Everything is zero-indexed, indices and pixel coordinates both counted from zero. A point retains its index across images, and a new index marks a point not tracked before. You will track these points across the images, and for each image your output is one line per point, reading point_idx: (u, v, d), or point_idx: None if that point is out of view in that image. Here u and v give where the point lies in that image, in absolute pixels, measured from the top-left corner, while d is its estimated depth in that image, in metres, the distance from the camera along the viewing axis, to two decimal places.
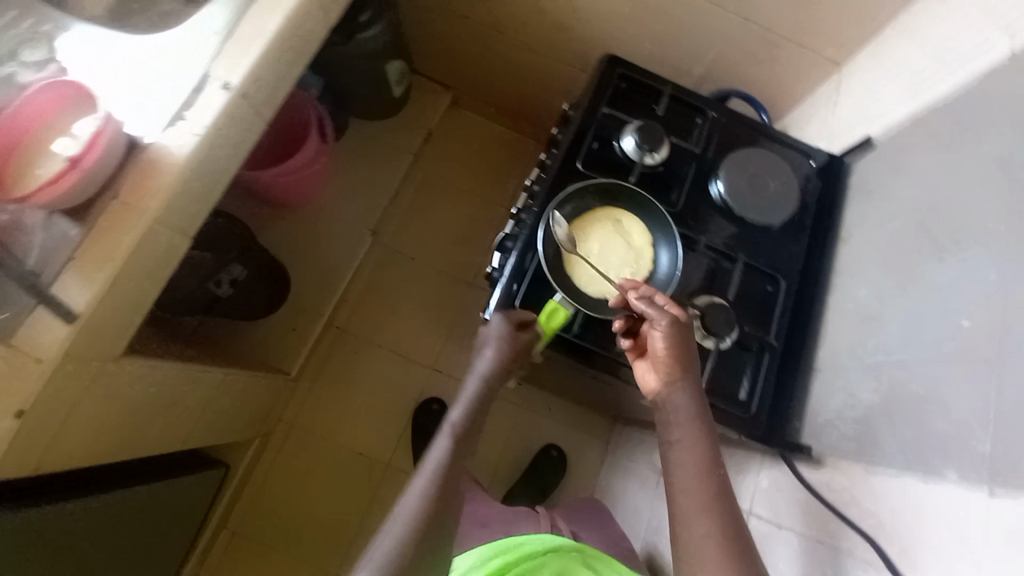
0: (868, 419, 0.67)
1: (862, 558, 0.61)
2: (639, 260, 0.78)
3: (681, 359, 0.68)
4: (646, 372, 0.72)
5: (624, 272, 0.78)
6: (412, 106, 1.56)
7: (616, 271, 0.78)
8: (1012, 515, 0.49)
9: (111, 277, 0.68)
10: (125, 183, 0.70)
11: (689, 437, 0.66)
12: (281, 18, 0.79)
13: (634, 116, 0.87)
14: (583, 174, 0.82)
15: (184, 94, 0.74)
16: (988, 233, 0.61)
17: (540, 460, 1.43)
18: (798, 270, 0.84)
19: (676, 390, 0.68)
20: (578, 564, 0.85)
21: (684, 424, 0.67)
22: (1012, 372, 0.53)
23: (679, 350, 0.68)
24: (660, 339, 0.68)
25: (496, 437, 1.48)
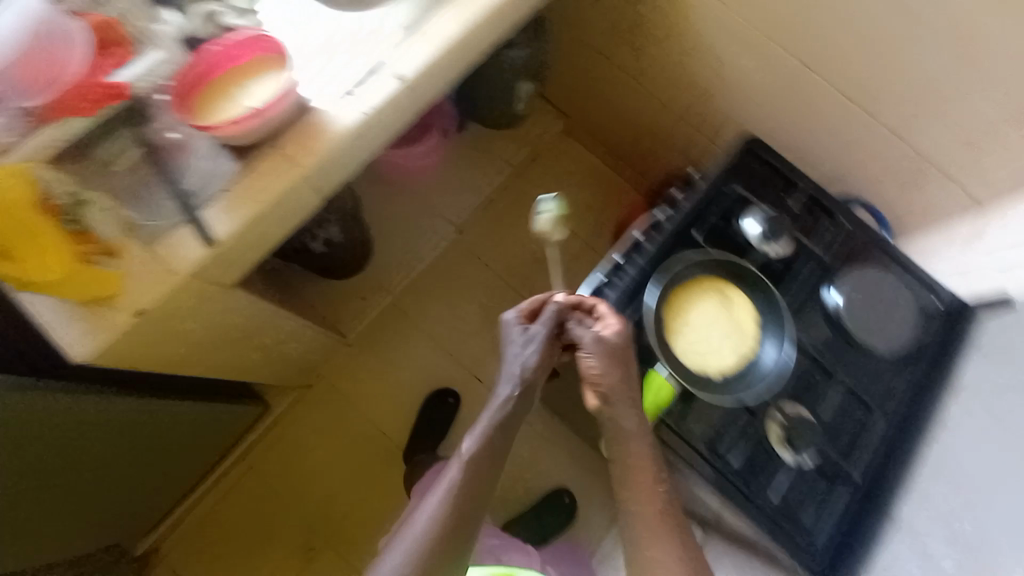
0: None
1: None
2: (742, 344, 0.80)
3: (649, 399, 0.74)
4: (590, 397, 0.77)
5: (727, 350, 0.79)
6: (530, 124, 1.61)
7: (719, 347, 0.80)
8: None
9: (253, 216, 0.74)
10: (289, 137, 0.77)
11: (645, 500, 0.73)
12: (462, 25, 0.84)
13: (763, 200, 0.86)
14: (698, 245, 0.83)
15: (359, 74, 0.81)
16: None
17: (550, 499, 1.41)
18: (894, 411, 0.80)
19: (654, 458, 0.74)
20: None
21: (639, 470, 0.73)
22: None
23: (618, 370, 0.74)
24: (591, 361, 0.73)
25: (514, 462, 1.47)
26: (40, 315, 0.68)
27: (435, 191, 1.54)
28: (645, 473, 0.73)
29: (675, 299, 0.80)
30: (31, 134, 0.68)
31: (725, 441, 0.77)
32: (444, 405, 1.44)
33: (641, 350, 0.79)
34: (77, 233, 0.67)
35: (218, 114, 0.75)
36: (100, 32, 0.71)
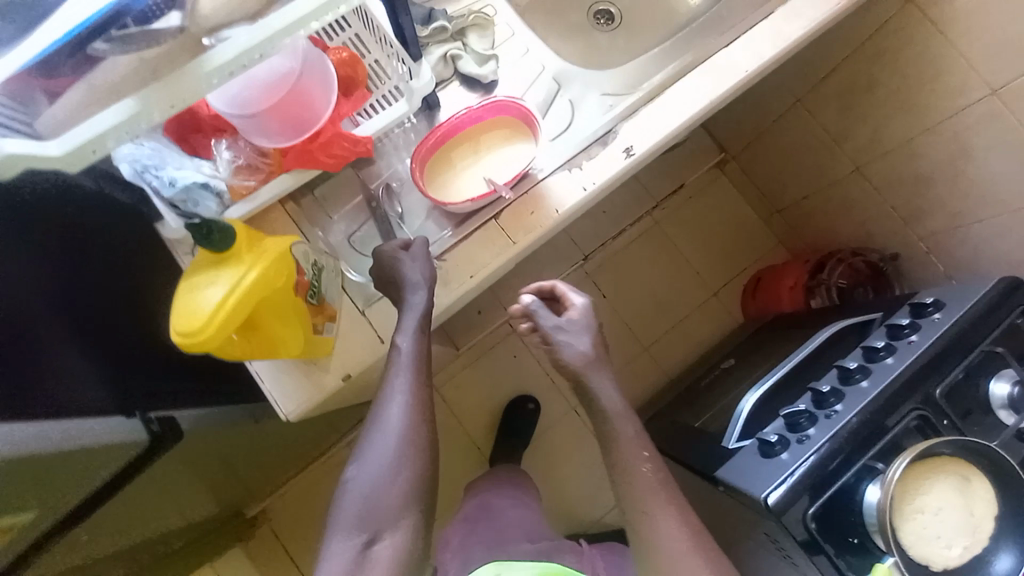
0: None
1: None
2: (975, 544, 0.69)
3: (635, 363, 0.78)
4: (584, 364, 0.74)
5: (957, 545, 0.68)
6: (682, 154, 1.48)
7: (949, 538, 0.68)
8: None
9: (464, 290, 0.70)
10: (510, 207, 0.71)
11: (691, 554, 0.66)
12: (706, 102, 0.73)
13: (1013, 362, 0.76)
14: (929, 400, 0.74)
15: (587, 144, 0.73)
16: None
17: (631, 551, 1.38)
18: None
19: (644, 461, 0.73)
20: None
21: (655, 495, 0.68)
22: None
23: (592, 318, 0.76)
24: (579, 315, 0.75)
25: (600, 504, 1.44)
26: (253, 364, 0.65)
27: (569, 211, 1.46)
28: (642, 471, 0.69)
29: (911, 475, 0.69)
30: (266, 180, 0.66)
31: None
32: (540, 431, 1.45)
33: (842, 511, 0.71)
34: (312, 306, 0.62)
35: (450, 181, 0.73)
36: (347, 69, 0.67)
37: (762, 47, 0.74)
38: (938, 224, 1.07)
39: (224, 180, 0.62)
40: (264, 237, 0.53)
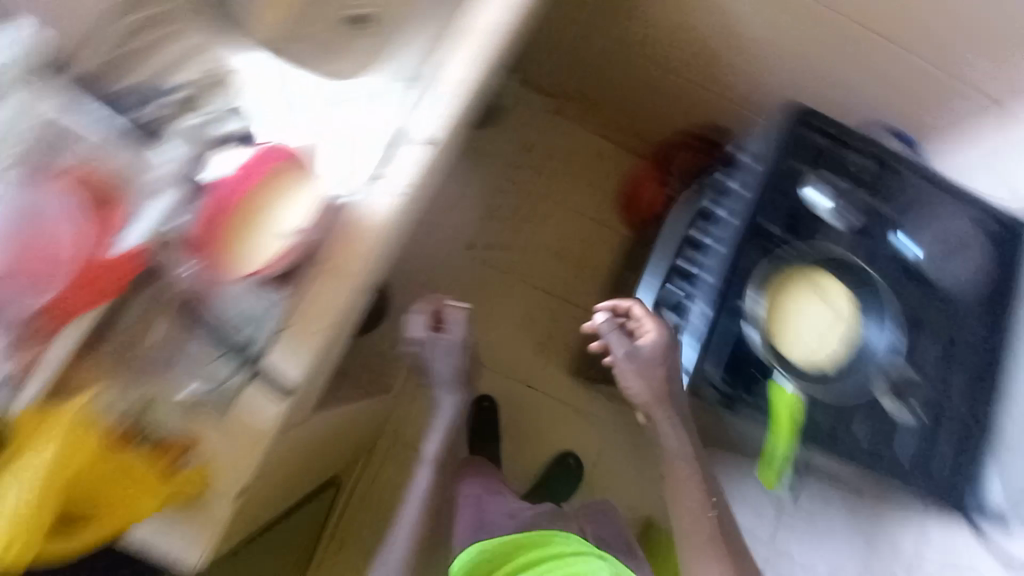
0: None
1: None
2: (846, 334, 0.79)
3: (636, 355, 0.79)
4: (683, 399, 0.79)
5: (832, 341, 0.79)
6: (513, 110, 1.50)
7: (821, 338, 0.79)
8: None
9: (322, 345, 0.67)
10: (331, 245, 0.67)
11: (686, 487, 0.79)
12: (477, 62, 0.70)
13: (833, 173, 0.82)
14: (780, 238, 0.80)
15: (381, 150, 0.69)
16: None
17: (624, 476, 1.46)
18: (978, 339, 0.83)
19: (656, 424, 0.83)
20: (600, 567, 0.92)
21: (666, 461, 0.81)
22: None
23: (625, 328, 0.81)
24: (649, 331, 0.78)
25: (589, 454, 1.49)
26: (135, 539, 0.63)
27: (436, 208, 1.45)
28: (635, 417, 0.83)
29: (774, 304, 0.79)
30: (52, 338, 0.59)
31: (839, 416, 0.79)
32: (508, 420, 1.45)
33: (748, 360, 0.78)
34: (149, 450, 0.62)
35: (250, 256, 0.64)
36: (90, 194, 0.61)
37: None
38: (739, 83, 1.16)
39: (5, 366, 0.58)
40: (53, 413, 0.59)
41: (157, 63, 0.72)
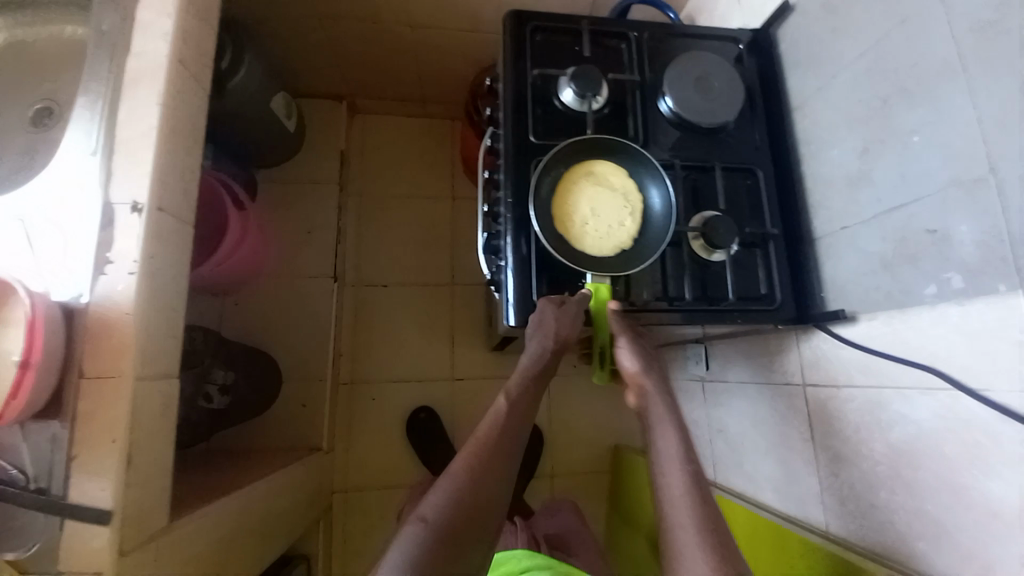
0: (878, 279, 0.68)
1: (879, 399, 0.69)
2: (633, 205, 0.76)
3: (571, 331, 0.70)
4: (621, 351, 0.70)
5: (624, 216, 0.76)
6: (315, 133, 1.45)
7: (614, 218, 0.75)
8: (953, 360, 0.59)
9: (128, 454, 0.62)
10: (85, 352, 0.62)
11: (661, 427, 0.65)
12: (160, 110, 0.68)
13: (562, 65, 0.82)
14: (541, 145, 0.79)
15: (96, 234, 0.64)
16: (944, 66, 0.60)
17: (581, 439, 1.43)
18: (767, 154, 0.83)
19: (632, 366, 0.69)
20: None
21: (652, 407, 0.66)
22: (963, 229, 0.57)
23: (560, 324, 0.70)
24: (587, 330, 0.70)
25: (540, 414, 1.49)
26: None
27: (284, 259, 1.39)
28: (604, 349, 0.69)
29: (553, 208, 0.75)
30: None
31: (669, 282, 0.78)
32: (448, 421, 1.43)
33: (563, 271, 0.77)
34: None
35: None
36: None
37: (158, 33, 0.71)
38: (486, 11, 1.14)
39: None
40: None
41: None
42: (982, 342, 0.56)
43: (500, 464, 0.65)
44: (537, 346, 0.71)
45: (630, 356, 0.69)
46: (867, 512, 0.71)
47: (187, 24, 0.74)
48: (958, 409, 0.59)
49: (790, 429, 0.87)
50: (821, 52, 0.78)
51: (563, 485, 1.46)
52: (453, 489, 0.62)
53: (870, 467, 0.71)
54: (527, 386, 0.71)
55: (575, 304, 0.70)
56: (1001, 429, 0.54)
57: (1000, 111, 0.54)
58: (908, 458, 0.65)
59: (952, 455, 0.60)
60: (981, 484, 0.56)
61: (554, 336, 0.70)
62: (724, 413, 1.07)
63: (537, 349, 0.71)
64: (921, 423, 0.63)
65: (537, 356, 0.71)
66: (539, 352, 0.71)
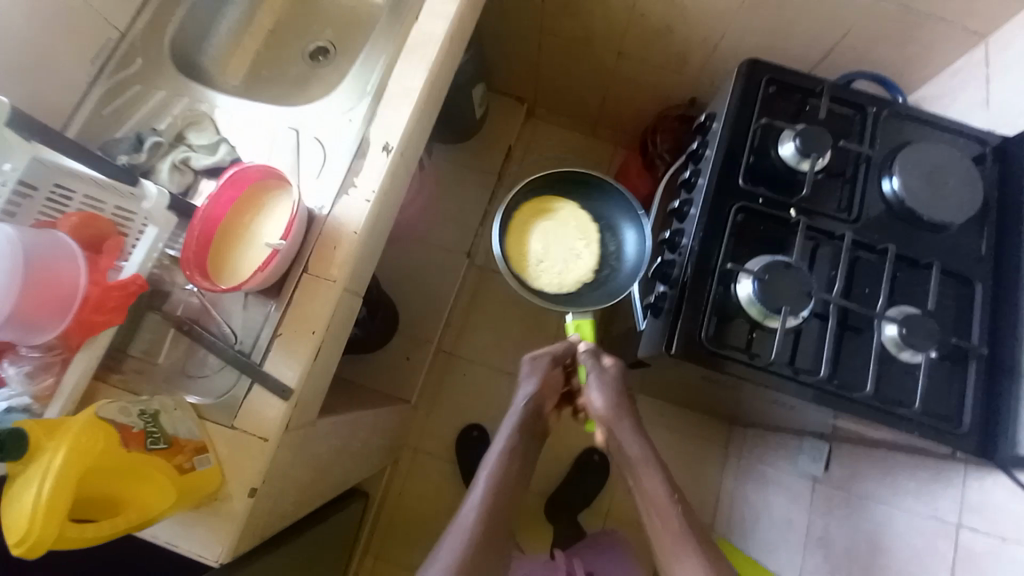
0: None
1: None
2: (593, 244, 0.92)
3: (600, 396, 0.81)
4: (591, 395, 0.81)
5: (577, 255, 0.91)
6: (492, 123, 1.55)
7: (569, 254, 0.91)
8: None
9: (316, 348, 0.70)
10: (311, 253, 0.72)
11: (648, 476, 0.77)
12: (427, 72, 0.78)
13: (786, 122, 0.82)
14: (746, 189, 0.78)
15: (350, 161, 0.75)
16: None
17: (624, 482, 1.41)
18: (990, 267, 0.77)
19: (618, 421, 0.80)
20: None
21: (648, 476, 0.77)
22: None
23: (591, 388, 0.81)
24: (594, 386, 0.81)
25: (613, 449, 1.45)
26: (159, 537, 0.65)
27: (430, 225, 1.49)
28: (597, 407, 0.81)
29: (514, 253, 0.89)
30: (64, 370, 0.64)
31: (849, 365, 0.73)
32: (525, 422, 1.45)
33: (736, 321, 0.76)
34: (163, 450, 0.62)
35: (245, 271, 0.70)
36: (88, 227, 0.65)
37: (442, 11, 0.81)
38: (698, 55, 1.17)
39: (27, 393, 0.62)
40: (60, 423, 0.55)
41: (141, 113, 0.80)
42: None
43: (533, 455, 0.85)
44: (515, 407, 0.84)
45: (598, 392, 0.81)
46: None
47: (464, 10, 0.84)
48: None
49: (923, 572, 0.77)
50: None
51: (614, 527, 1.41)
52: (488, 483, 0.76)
53: None
54: (517, 442, 0.80)
55: (548, 357, 0.86)
56: None
57: None
58: None
59: None
60: None
61: (531, 391, 0.84)
62: (834, 526, 0.98)
63: (513, 412, 0.84)
64: None
65: (521, 413, 0.83)
66: (514, 414, 0.83)
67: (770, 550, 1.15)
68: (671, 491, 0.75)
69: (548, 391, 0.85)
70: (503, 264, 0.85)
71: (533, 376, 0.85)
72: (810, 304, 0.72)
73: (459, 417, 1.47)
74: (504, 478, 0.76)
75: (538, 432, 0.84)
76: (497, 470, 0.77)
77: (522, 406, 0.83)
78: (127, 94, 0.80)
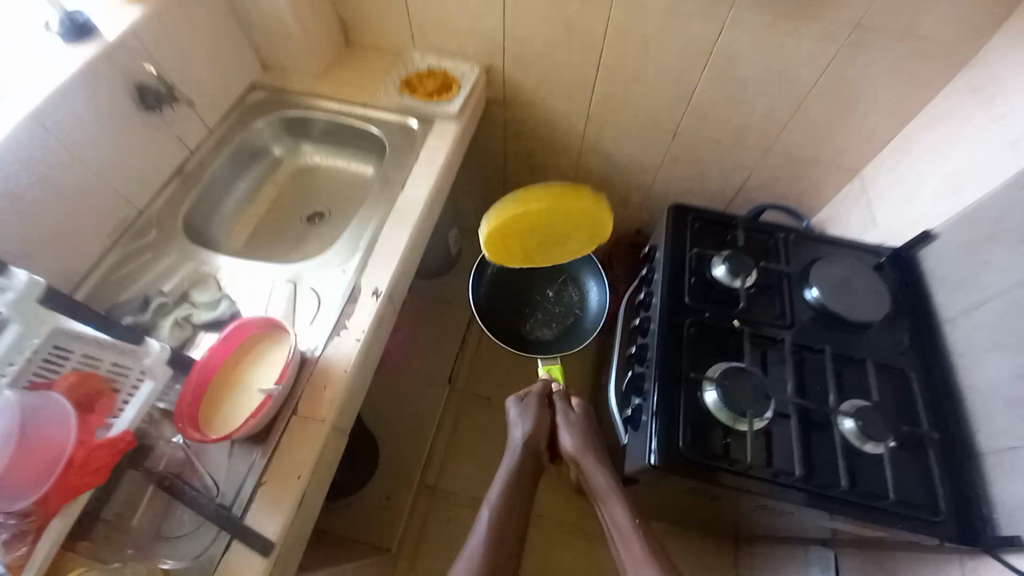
0: None
1: None
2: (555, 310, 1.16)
3: (580, 436, 0.88)
4: (563, 433, 0.89)
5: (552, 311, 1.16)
6: (466, 258, 1.73)
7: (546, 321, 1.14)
8: None
9: (301, 493, 0.70)
10: (301, 396, 0.75)
11: (615, 504, 0.79)
12: (412, 226, 0.92)
13: (716, 248, 0.97)
14: (693, 306, 0.90)
15: (343, 306, 0.83)
16: None
17: None
18: (917, 359, 0.86)
19: (589, 456, 0.86)
20: None
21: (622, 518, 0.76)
22: None
23: (576, 433, 0.88)
24: (566, 427, 0.89)
25: None
26: None
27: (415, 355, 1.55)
28: (573, 438, 0.88)
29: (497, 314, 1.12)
30: (37, 540, 0.61)
31: (822, 463, 0.77)
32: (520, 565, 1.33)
33: (708, 429, 0.80)
34: None
35: (233, 420, 0.72)
36: (83, 385, 0.67)
37: (423, 179, 0.99)
38: (635, 196, 1.41)
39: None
40: None
41: (149, 276, 0.89)
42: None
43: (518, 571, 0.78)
44: (510, 447, 0.88)
45: (569, 431, 0.89)
46: None
47: (441, 177, 1.02)
48: None
49: None
50: (969, 277, 0.84)
51: None
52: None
53: None
54: (512, 482, 0.82)
55: (534, 395, 0.93)
56: None
57: None
58: None
59: None
60: None
61: (524, 429, 0.89)
62: None
63: (510, 450, 0.88)
64: None
65: (515, 454, 0.86)
66: (514, 449, 0.87)
67: None
68: (635, 517, 0.76)
69: (539, 433, 0.89)
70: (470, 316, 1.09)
71: (524, 417, 0.91)
72: (770, 406, 0.78)
73: (446, 563, 1.35)
74: (493, 532, 0.74)
75: (530, 474, 0.85)
76: (485, 529, 0.74)
77: (519, 442, 0.88)
78: (141, 260, 0.91)
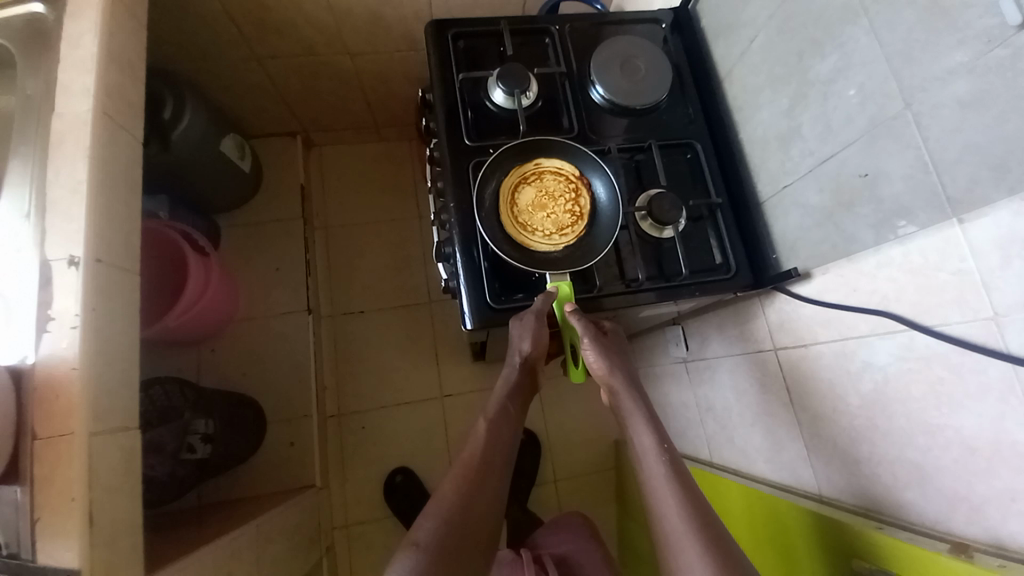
0: (831, 221, 0.66)
1: (853, 336, 0.64)
2: (575, 197, 0.77)
3: (610, 364, 0.69)
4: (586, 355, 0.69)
5: (570, 199, 0.77)
6: (272, 169, 1.45)
7: (564, 212, 0.76)
8: (906, 303, 0.56)
9: (87, 514, 0.60)
10: (34, 417, 0.61)
11: (638, 426, 0.66)
12: (87, 161, 0.68)
13: (490, 69, 0.83)
14: (476, 146, 0.78)
15: (36, 293, 0.63)
16: (849, 13, 0.60)
17: (548, 445, 1.41)
18: (703, 127, 0.85)
19: (615, 381, 0.69)
20: (769, 514, 0.81)
21: (649, 459, 0.62)
22: (920, 142, 0.54)
23: (606, 358, 0.69)
24: (590, 355, 0.69)
25: (577, 427, 1.43)
26: None
27: (257, 299, 1.37)
28: (595, 362, 0.69)
29: (505, 210, 0.75)
30: None
31: (623, 264, 0.77)
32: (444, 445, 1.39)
33: (515, 270, 0.76)
34: None
35: None
36: None
37: (78, 90, 0.71)
38: (418, 28, 1.14)
39: None
40: None
41: None
42: (967, 281, 0.50)
43: (487, 482, 0.64)
44: (508, 363, 0.73)
45: (595, 355, 0.69)
46: (854, 469, 0.66)
47: (109, 78, 0.74)
48: (920, 340, 0.55)
49: (772, 400, 0.81)
50: (737, 20, 0.78)
51: (565, 491, 1.38)
52: (439, 510, 0.61)
53: (850, 425, 0.66)
54: (510, 406, 0.72)
55: (533, 315, 0.69)
56: (963, 362, 0.51)
57: (910, 46, 0.54)
58: (881, 401, 0.61)
59: (949, 398, 0.53)
60: (953, 422, 0.53)
61: (522, 353, 0.70)
62: (709, 392, 1.01)
63: (509, 365, 0.74)
64: (883, 367, 0.61)
65: (511, 373, 0.74)
66: (511, 368, 0.73)
67: (680, 436, 1.17)
68: (660, 438, 0.64)
69: (540, 351, 0.70)
70: (484, 223, 0.73)
71: (523, 338, 0.69)
72: None
73: (374, 469, 1.36)
74: (489, 447, 0.67)
75: (524, 389, 0.75)
76: (485, 438, 0.68)
77: (517, 363, 0.72)
78: None
